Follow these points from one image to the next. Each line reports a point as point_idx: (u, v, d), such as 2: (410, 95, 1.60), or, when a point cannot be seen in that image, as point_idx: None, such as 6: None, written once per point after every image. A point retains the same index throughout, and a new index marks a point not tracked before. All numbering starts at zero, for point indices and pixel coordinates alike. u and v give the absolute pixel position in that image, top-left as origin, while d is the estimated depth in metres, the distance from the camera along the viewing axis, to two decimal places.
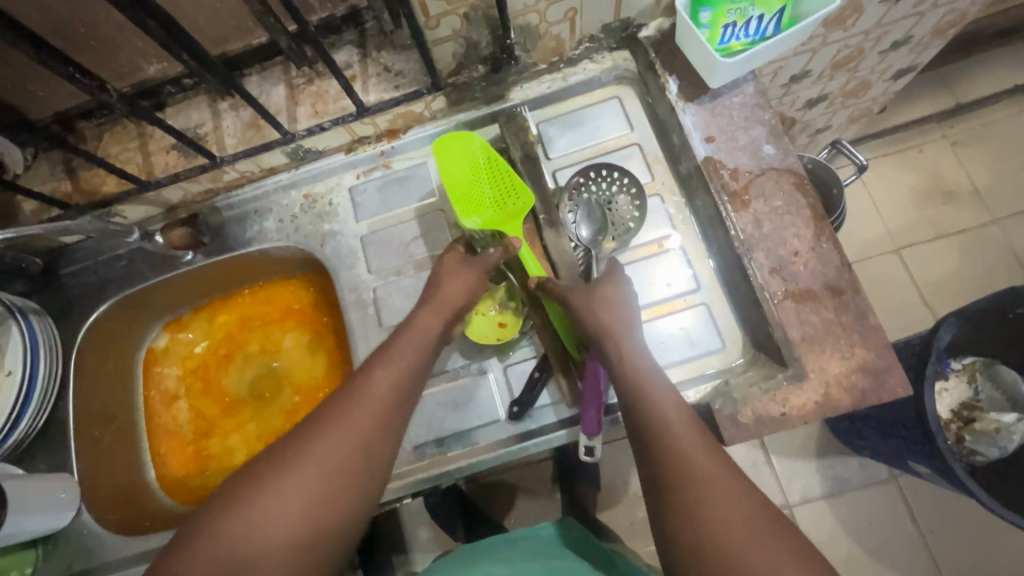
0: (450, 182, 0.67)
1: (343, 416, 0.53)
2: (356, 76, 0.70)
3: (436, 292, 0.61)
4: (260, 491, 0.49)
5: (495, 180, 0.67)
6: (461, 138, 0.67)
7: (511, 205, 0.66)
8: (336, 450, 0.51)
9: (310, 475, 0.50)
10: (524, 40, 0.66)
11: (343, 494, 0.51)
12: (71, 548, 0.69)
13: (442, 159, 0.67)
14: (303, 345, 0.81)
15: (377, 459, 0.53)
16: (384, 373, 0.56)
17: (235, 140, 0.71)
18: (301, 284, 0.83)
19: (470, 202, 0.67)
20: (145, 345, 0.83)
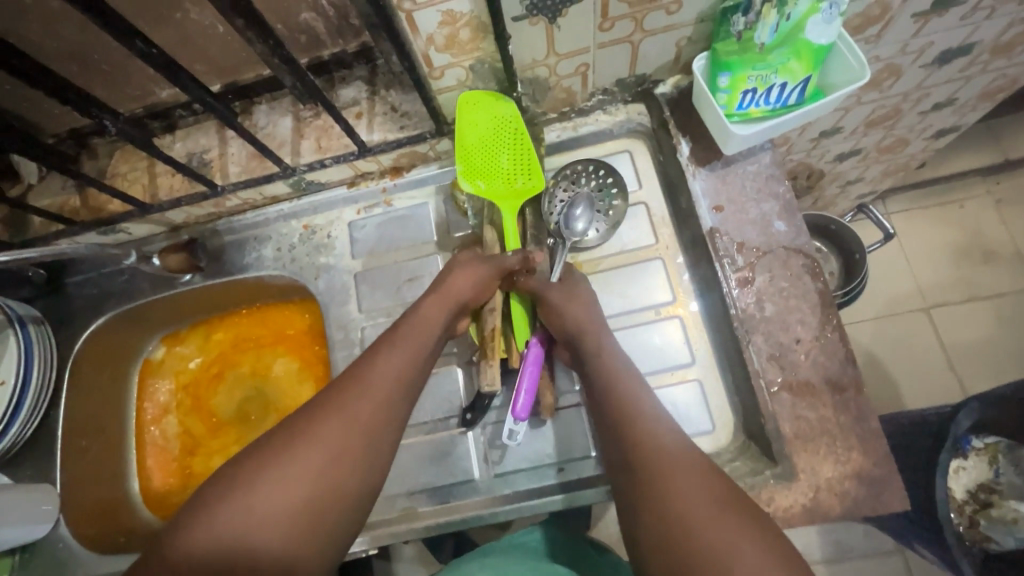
0: (467, 140, 0.64)
1: (349, 400, 0.51)
2: (363, 113, 0.69)
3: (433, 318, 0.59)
4: (260, 477, 0.47)
5: (512, 154, 0.65)
6: (497, 100, 0.63)
7: (518, 183, 0.65)
8: (339, 434, 0.49)
9: (303, 470, 0.47)
10: (533, 92, 0.64)
11: (342, 482, 0.48)
12: (45, 560, 0.70)
13: (466, 115, 0.63)
14: (292, 372, 0.81)
15: (381, 446, 0.51)
16: (389, 359, 0.54)
17: (239, 169, 0.71)
18: (296, 310, 0.82)
19: (478, 164, 0.65)
20: (143, 356, 0.84)
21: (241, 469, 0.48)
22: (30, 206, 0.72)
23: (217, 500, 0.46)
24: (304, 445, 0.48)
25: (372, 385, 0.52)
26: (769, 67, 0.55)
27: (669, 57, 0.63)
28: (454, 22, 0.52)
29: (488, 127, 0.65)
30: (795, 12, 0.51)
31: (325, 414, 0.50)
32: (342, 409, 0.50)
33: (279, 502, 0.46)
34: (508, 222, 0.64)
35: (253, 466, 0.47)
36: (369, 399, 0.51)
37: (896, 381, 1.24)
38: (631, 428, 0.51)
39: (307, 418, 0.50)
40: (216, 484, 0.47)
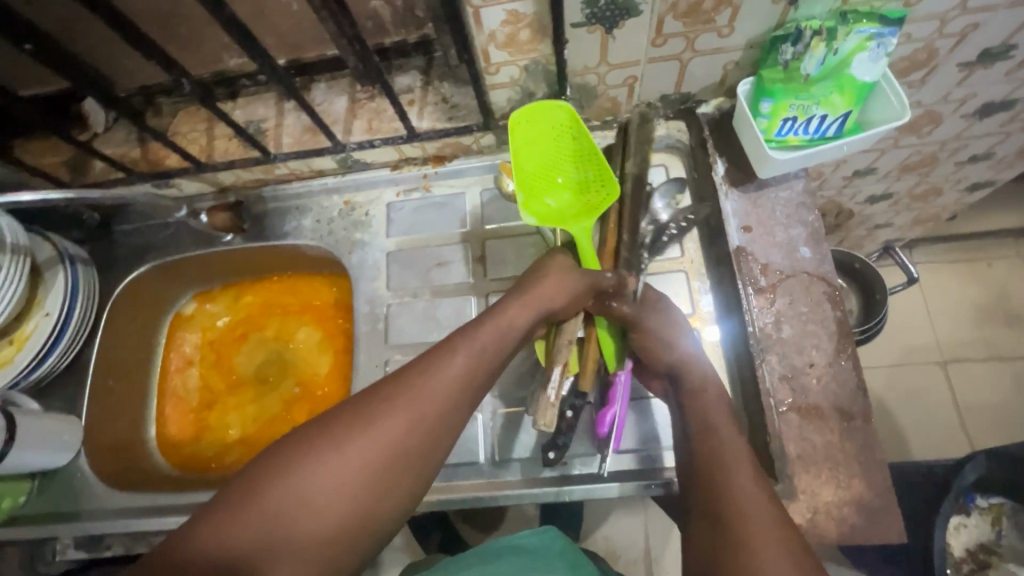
0: (531, 157, 0.64)
1: (410, 397, 0.50)
2: (415, 101, 0.72)
3: (523, 314, 0.56)
4: (323, 465, 0.47)
5: (583, 164, 0.65)
6: (551, 109, 0.64)
7: (590, 192, 0.65)
8: (396, 430, 0.49)
9: (354, 470, 0.48)
10: (580, 98, 0.67)
11: (399, 473, 0.49)
12: (62, 487, 0.73)
13: (523, 133, 0.64)
14: (315, 340, 0.84)
15: (437, 442, 0.51)
16: (457, 361, 0.53)
17: (291, 140, 0.74)
18: (325, 282, 0.85)
19: (549, 179, 0.65)
20: (174, 308, 0.87)
21: (294, 456, 0.48)
22: (93, 152, 0.76)
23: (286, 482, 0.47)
24: (356, 446, 0.48)
25: (430, 394, 0.51)
26: (812, 98, 0.57)
27: (715, 78, 0.65)
28: (516, 22, 0.55)
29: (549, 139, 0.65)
30: (843, 47, 0.54)
31: (385, 410, 0.50)
32: (399, 413, 0.50)
33: (327, 498, 0.47)
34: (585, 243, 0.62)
35: (305, 457, 0.48)
36: (432, 399, 0.51)
37: (905, 432, 1.22)
38: (721, 479, 0.50)
39: (364, 417, 0.50)
40: (267, 467, 0.48)
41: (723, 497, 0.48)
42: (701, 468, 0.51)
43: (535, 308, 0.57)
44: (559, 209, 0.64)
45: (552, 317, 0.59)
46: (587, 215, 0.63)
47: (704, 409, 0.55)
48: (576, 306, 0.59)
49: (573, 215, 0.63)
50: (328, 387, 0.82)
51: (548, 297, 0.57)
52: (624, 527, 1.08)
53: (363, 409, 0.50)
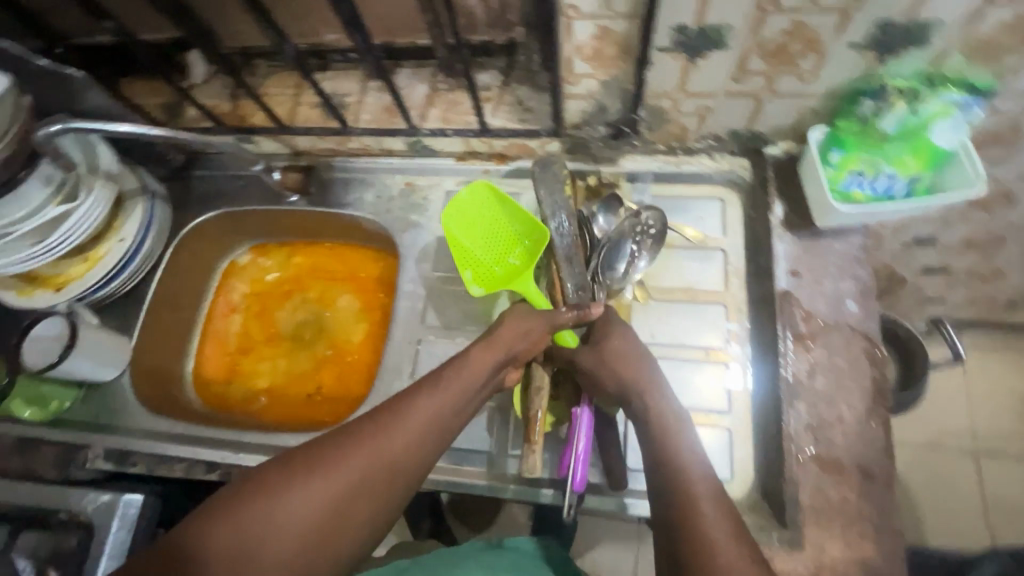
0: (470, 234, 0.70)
1: (379, 433, 0.53)
2: (491, 98, 0.75)
3: (486, 357, 0.59)
4: (288, 490, 0.49)
5: (517, 217, 0.69)
6: (470, 191, 0.71)
7: (530, 242, 0.68)
8: (362, 463, 0.51)
9: (318, 500, 0.49)
10: (651, 121, 0.68)
11: (359, 507, 0.51)
12: (103, 401, 0.78)
13: (454, 219, 0.71)
14: (354, 309, 0.88)
15: (399, 480, 0.52)
16: (428, 403, 0.55)
17: (369, 118, 0.78)
18: (374, 256, 0.89)
19: (497, 249, 0.70)
20: (229, 257, 0.92)
21: (267, 480, 0.50)
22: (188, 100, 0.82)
23: (248, 502, 0.49)
24: (326, 472, 0.50)
25: (405, 425, 0.54)
26: (884, 153, 0.60)
27: (788, 121, 0.65)
28: (605, 37, 0.57)
29: (477, 215, 0.71)
30: (926, 108, 0.54)
31: (354, 443, 0.52)
32: (373, 440, 0.52)
33: (295, 525, 0.48)
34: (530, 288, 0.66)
35: (279, 483, 0.50)
36: (400, 438, 0.53)
37: (921, 516, 1.18)
38: (706, 565, 0.45)
39: (338, 445, 0.52)
40: (244, 484, 0.50)
41: (689, 520, 0.48)
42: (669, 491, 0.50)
43: (497, 349, 0.59)
44: (512, 270, 0.68)
45: (519, 359, 0.62)
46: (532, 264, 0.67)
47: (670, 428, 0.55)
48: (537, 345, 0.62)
49: (523, 268, 0.67)
50: (358, 355, 0.85)
51: (509, 342, 0.60)
52: (615, 553, 1.08)
53: (335, 439, 0.53)
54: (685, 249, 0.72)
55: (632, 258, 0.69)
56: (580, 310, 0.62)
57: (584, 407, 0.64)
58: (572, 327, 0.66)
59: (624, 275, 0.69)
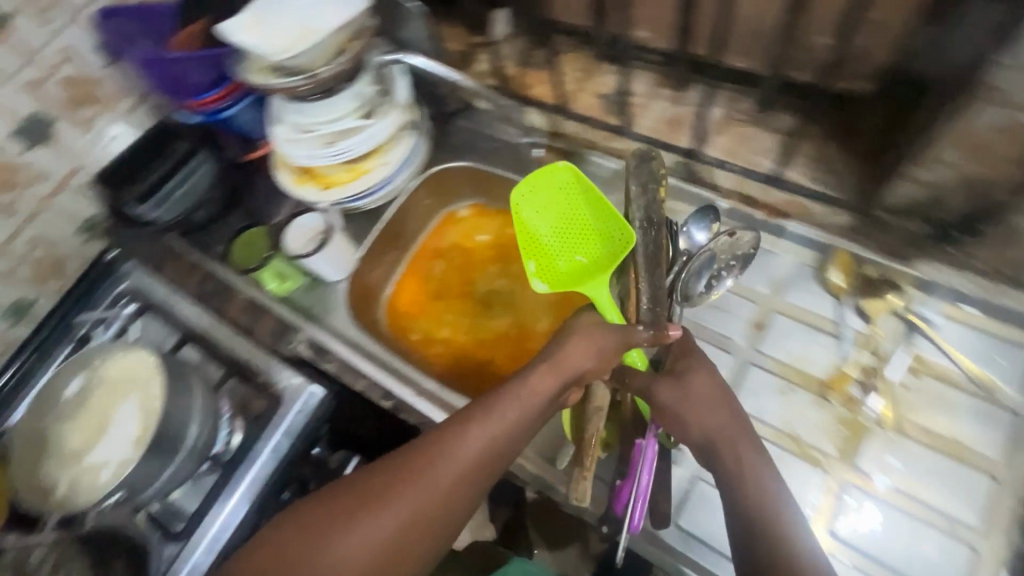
0: (546, 219, 0.71)
1: (430, 470, 0.56)
2: (792, 147, 0.71)
3: (549, 376, 0.60)
4: (346, 526, 0.54)
5: (597, 215, 0.70)
6: (550, 171, 0.71)
7: (606, 243, 0.70)
8: (416, 501, 0.54)
9: (375, 537, 0.53)
10: (994, 238, 0.59)
11: (417, 540, 0.54)
12: (323, 296, 0.87)
13: (534, 200, 0.71)
14: (549, 298, 0.88)
15: (455, 510, 0.55)
16: (478, 436, 0.57)
17: (648, 126, 0.76)
18: None
19: (569, 243, 0.71)
20: (452, 206, 0.95)
21: (326, 517, 0.55)
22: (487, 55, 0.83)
23: (312, 532, 0.54)
24: (374, 516, 0.54)
25: (455, 459, 0.56)
26: None
27: None
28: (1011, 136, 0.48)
29: (555, 198, 0.71)
30: None
31: (405, 481, 0.56)
32: (423, 479, 0.55)
33: (341, 568, 0.52)
34: (601, 295, 0.68)
35: (327, 524, 0.54)
36: (450, 471, 0.56)
37: None
38: None
39: (380, 492, 0.56)
40: (305, 519, 0.55)
41: None
42: (770, 567, 0.51)
43: (559, 375, 0.61)
44: (582, 270, 0.70)
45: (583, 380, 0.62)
46: (611, 268, 0.69)
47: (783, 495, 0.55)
48: (606, 363, 0.62)
49: (595, 269, 0.69)
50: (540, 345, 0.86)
51: (574, 366, 0.61)
52: None
53: (387, 476, 0.56)
54: (963, 395, 0.62)
55: (715, 279, 0.70)
56: (656, 331, 0.63)
57: (648, 439, 0.66)
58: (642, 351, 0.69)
59: (703, 295, 0.70)
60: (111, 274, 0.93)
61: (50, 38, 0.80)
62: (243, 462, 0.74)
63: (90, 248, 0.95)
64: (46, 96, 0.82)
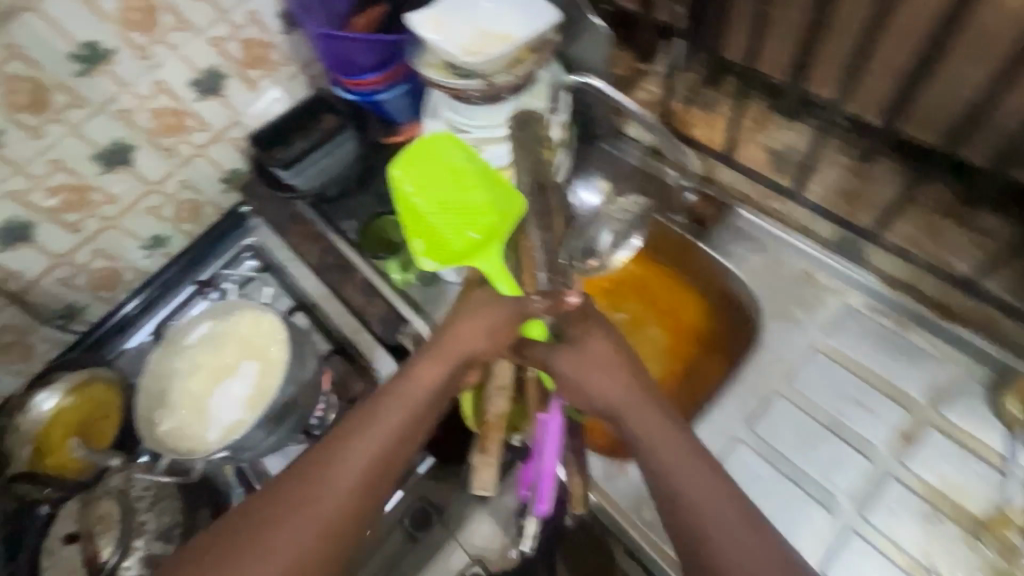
0: (434, 197, 0.69)
1: (323, 480, 0.56)
2: (989, 252, 0.69)
3: (436, 367, 0.62)
4: (253, 544, 0.53)
5: (484, 188, 0.68)
6: (430, 143, 0.72)
7: (496, 216, 0.68)
8: (318, 511, 0.55)
9: (291, 546, 0.53)
10: None
11: (329, 545, 0.54)
12: (430, 293, 0.85)
13: (420, 176, 0.70)
14: (660, 346, 0.83)
15: (358, 512, 0.56)
16: (362, 442, 0.58)
17: (822, 191, 0.75)
18: (705, 308, 0.83)
19: (454, 219, 0.68)
20: None
21: (230, 540, 0.53)
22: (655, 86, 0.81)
23: (222, 555, 0.53)
24: (283, 530, 0.54)
25: (345, 465, 0.57)
26: None
27: None
28: None
29: (444, 174, 0.70)
30: None
31: (299, 496, 0.55)
32: (319, 489, 0.56)
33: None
34: (492, 264, 0.70)
35: (239, 544, 0.53)
36: (342, 478, 0.57)
37: None
38: None
39: (278, 506, 0.55)
40: (207, 549, 0.53)
41: None
42: None
43: (446, 363, 0.63)
44: (473, 244, 0.67)
45: (473, 360, 0.64)
46: (498, 238, 0.69)
47: (696, 470, 0.55)
48: (497, 348, 0.65)
49: (480, 245, 0.68)
50: None
51: (460, 350, 0.63)
52: None
53: (279, 496, 0.56)
54: None
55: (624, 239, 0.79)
56: (553, 302, 0.65)
57: (548, 413, 0.68)
58: (540, 321, 0.69)
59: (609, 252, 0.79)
60: (240, 227, 0.99)
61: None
62: None
63: (227, 197, 1.00)
64: (226, 53, 0.86)
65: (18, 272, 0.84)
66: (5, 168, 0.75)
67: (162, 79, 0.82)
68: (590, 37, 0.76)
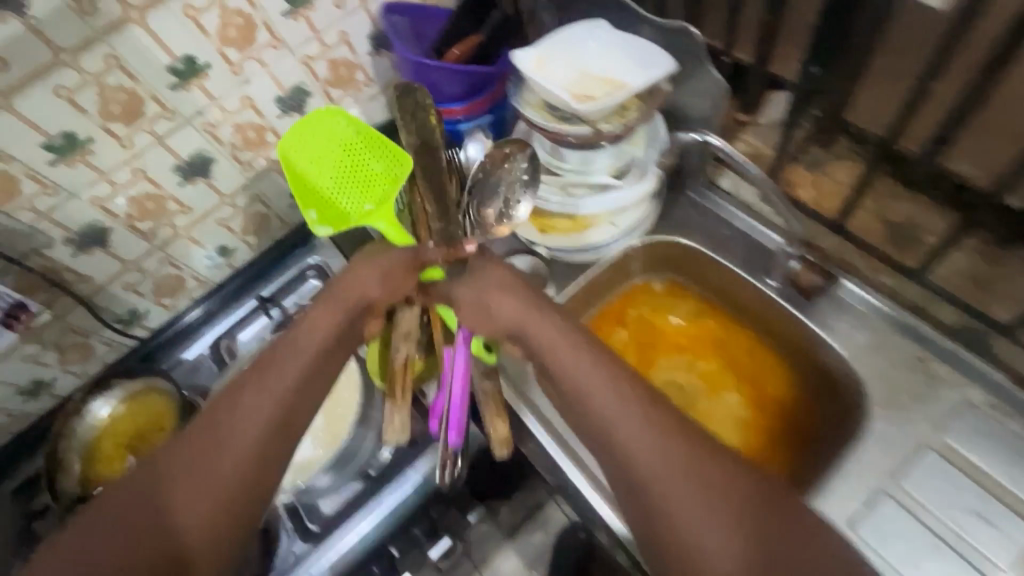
0: (321, 162, 0.75)
1: (226, 429, 0.57)
2: None
3: (331, 311, 0.64)
4: (164, 491, 0.55)
5: (374, 157, 0.75)
6: (324, 118, 0.77)
7: (387, 183, 0.73)
8: (224, 456, 0.56)
9: (204, 492, 0.55)
10: None
11: (243, 487, 0.56)
12: None
13: (309, 141, 0.77)
14: (739, 412, 0.78)
15: (267, 455, 0.57)
16: (261, 388, 0.59)
17: (945, 273, 0.67)
18: (788, 376, 0.78)
19: (349, 188, 0.74)
20: (648, 276, 0.87)
21: (141, 491, 0.55)
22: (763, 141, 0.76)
23: (136, 503, 0.54)
24: (192, 475, 0.55)
25: (248, 409, 0.58)
26: None
27: None
28: None
29: (331, 138, 0.77)
30: None
31: (202, 445, 0.56)
32: (223, 433, 0.57)
33: (177, 517, 0.54)
34: (383, 223, 0.73)
35: (172, 481, 0.55)
36: (246, 427, 0.57)
37: None
38: None
39: (184, 454, 0.56)
40: (117, 497, 0.55)
41: None
42: None
43: (354, 296, 0.65)
44: (362, 211, 0.72)
45: (375, 307, 0.67)
46: (386, 200, 0.73)
47: (563, 348, 0.59)
48: (395, 294, 0.68)
49: (375, 206, 0.72)
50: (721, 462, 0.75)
51: (358, 291, 0.65)
52: None
53: (183, 447, 0.56)
54: None
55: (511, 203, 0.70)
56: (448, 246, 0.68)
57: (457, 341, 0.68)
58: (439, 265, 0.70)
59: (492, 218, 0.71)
60: (307, 243, 1.01)
61: (338, 20, 0.82)
62: (391, 480, 0.75)
63: (294, 212, 0.99)
64: (314, 72, 0.85)
65: (90, 277, 0.84)
66: (90, 175, 0.74)
67: (250, 95, 0.81)
68: (699, 86, 0.72)
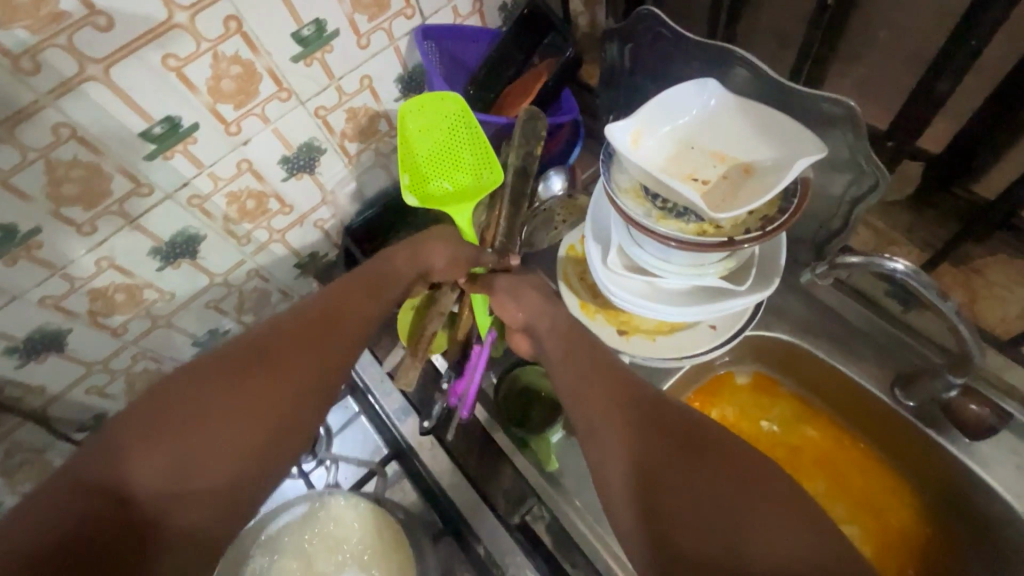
0: (419, 136, 0.65)
1: (273, 372, 0.47)
2: None
3: (401, 257, 0.56)
4: (182, 430, 0.43)
5: (473, 151, 0.65)
6: (441, 99, 0.64)
7: (474, 178, 0.65)
8: (262, 407, 0.45)
9: (229, 447, 0.44)
10: None
11: (274, 446, 0.46)
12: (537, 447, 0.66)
13: (423, 117, 0.65)
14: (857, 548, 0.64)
15: (304, 414, 0.47)
16: (332, 324, 0.50)
17: None
18: (908, 500, 0.65)
19: (443, 168, 0.66)
20: (733, 368, 0.72)
21: (147, 424, 0.43)
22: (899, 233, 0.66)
23: (143, 442, 0.42)
24: (222, 419, 0.44)
25: (308, 350, 0.48)
26: None
27: None
28: None
29: (442, 123, 0.65)
30: None
31: (241, 386, 0.45)
32: (269, 376, 0.47)
33: (194, 473, 0.42)
34: (461, 219, 0.64)
35: (164, 440, 0.42)
36: (298, 377, 0.47)
37: None
38: None
39: (214, 388, 0.45)
40: (120, 429, 0.42)
41: None
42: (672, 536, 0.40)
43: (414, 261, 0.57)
44: (444, 197, 0.65)
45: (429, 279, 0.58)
46: (473, 198, 0.64)
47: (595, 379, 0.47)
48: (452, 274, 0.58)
49: (457, 198, 0.65)
50: None
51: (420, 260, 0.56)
52: None
53: (214, 381, 0.45)
54: None
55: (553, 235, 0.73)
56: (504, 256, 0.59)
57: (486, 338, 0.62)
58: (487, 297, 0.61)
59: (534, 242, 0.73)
60: None
61: (360, 62, 0.65)
62: None
63: (299, 283, 0.83)
64: (329, 126, 0.68)
65: (41, 387, 0.66)
66: (39, 273, 0.57)
67: (249, 158, 0.63)
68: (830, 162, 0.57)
